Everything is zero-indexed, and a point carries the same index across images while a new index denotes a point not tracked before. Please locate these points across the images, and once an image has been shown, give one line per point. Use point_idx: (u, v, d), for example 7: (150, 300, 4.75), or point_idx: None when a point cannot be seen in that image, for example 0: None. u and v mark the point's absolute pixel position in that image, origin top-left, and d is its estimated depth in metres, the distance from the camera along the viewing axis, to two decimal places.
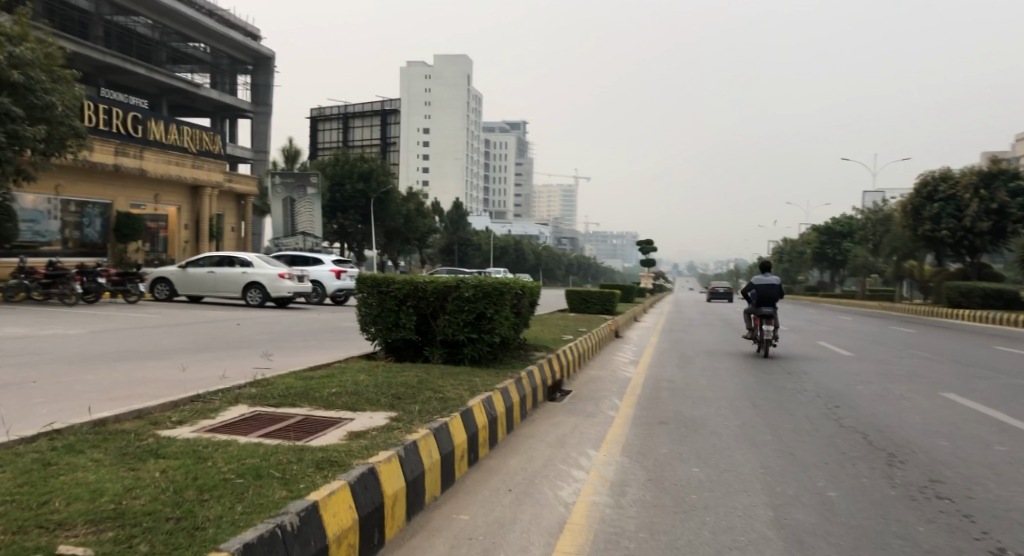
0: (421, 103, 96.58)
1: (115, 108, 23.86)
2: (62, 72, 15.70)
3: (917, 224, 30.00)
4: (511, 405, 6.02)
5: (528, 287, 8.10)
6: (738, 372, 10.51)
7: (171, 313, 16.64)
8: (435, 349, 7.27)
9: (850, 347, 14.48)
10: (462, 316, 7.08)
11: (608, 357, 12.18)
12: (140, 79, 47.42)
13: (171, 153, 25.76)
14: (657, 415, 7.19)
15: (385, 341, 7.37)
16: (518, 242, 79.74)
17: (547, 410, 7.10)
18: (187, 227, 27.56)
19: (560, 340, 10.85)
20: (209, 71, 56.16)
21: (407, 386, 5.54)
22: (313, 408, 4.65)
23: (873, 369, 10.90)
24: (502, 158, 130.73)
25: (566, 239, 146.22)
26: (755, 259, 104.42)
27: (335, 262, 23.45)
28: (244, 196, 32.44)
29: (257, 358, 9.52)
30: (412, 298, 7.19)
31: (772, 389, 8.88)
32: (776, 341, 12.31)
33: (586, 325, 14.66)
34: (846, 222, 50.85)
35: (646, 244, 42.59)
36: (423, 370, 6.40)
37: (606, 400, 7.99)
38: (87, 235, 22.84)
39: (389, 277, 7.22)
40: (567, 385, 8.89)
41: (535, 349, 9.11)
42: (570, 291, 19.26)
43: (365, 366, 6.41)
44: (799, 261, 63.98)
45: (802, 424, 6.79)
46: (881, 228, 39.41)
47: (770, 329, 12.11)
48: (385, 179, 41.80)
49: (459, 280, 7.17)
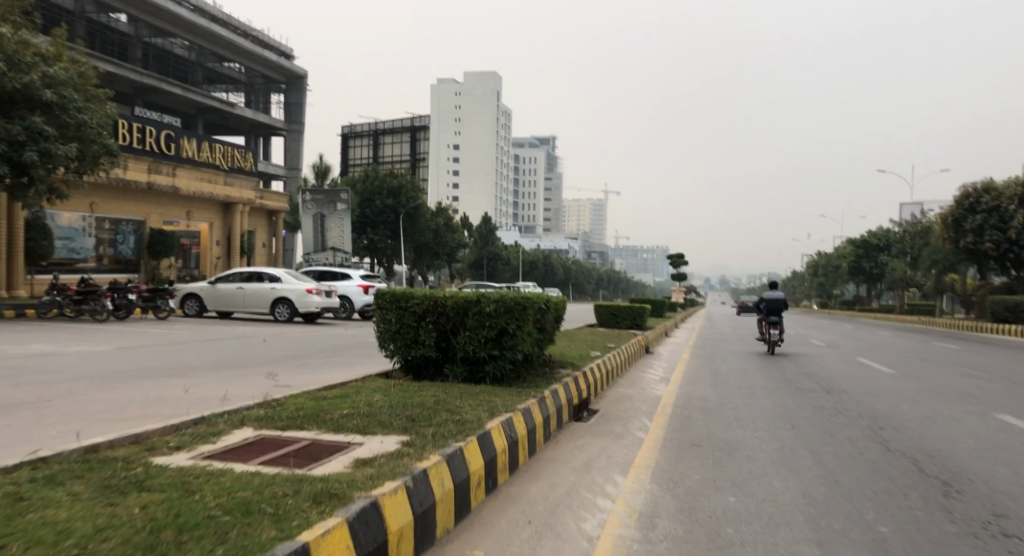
0: (451, 120, 97.31)
1: (148, 126, 24.25)
2: (95, 91, 15.98)
3: (959, 236, 28.99)
4: (533, 427, 5.69)
5: (552, 302, 7.80)
6: (775, 390, 10.03)
7: (199, 329, 16.69)
8: (456, 367, 7.00)
9: (892, 364, 13.83)
10: (483, 333, 6.81)
11: (638, 374, 11.78)
12: (176, 99, 48.46)
13: (203, 170, 26.12)
14: (689, 437, 6.79)
15: (405, 359, 7.12)
16: (547, 256, 79.45)
17: (572, 430, 6.76)
18: (219, 243, 27.91)
19: (588, 357, 10.50)
20: (243, 90, 57.23)
21: (424, 407, 5.27)
22: (321, 431, 4.40)
23: (918, 387, 10.31)
24: (531, 173, 130.81)
25: (596, 253, 145.57)
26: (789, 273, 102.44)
27: (363, 277, 23.43)
28: (275, 212, 32.77)
29: (278, 376, 9.35)
30: (431, 313, 6.94)
31: (811, 409, 8.41)
32: (781, 343, 15.64)
33: (615, 340, 14.27)
34: (883, 235, 49.53)
35: (677, 258, 41.96)
36: (442, 390, 6.12)
37: (634, 420, 7.61)
38: (120, 252, 23.20)
39: (408, 292, 6.98)
40: (594, 404, 8.53)
41: (561, 366, 8.78)
42: (599, 306, 18.88)
43: (382, 385, 6.15)
44: (835, 275, 62.52)
45: (846, 448, 6.33)
46: (921, 241, 38.23)
47: (776, 332, 15.41)
48: (414, 195, 41.93)
49: (480, 295, 6.90)
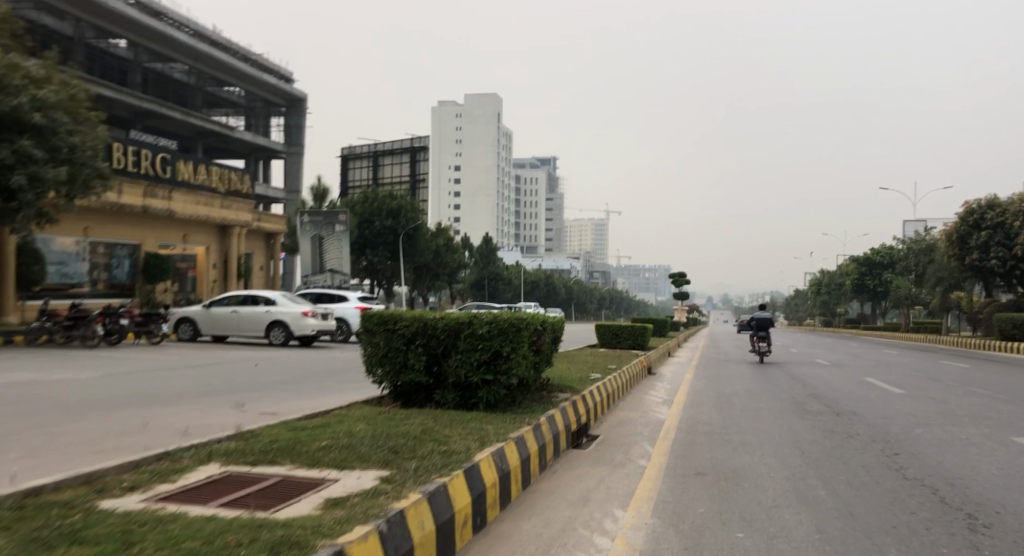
0: (452, 141, 97.73)
1: (144, 150, 24.15)
2: (86, 113, 15.87)
3: (964, 253, 28.68)
4: (527, 457, 5.34)
5: (548, 323, 7.48)
6: (782, 413, 9.67)
7: (191, 354, 16.37)
8: (447, 392, 6.66)
9: (901, 384, 13.45)
10: (476, 356, 6.48)
11: (640, 396, 11.42)
12: (176, 123, 48.59)
13: (200, 193, 25.99)
14: (694, 465, 6.42)
15: (393, 384, 6.77)
16: (548, 276, 79.18)
17: (569, 459, 6.39)
18: (215, 266, 27.70)
19: (587, 379, 10.13)
20: (243, 113, 57.47)
21: (409, 438, 4.92)
22: (294, 466, 4.04)
23: (931, 409, 9.92)
24: (533, 194, 131.01)
25: (598, 272, 145.33)
26: (792, 292, 101.94)
27: (360, 299, 23.14)
28: (273, 235, 32.58)
29: (265, 402, 9.02)
30: (421, 336, 6.60)
31: (820, 432, 8.04)
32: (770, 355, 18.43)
33: (616, 361, 13.92)
34: (887, 252, 49.23)
35: (678, 277, 41.64)
36: (431, 417, 5.78)
37: (636, 447, 7.24)
38: (115, 276, 22.97)
39: (396, 314, 6.67)
40: (594, 430, 8.16)
41: (559, 389, 8.43)
42: (600, 326, 18.54)
43: (367, 413, 5.82)
44: (839, 293, 62.14)
45: (860, 477, 5.96)
46: (925, 258, 37.91)
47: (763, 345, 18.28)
48: (414, 216, 41.78)
49: (471, 316, 6.58)
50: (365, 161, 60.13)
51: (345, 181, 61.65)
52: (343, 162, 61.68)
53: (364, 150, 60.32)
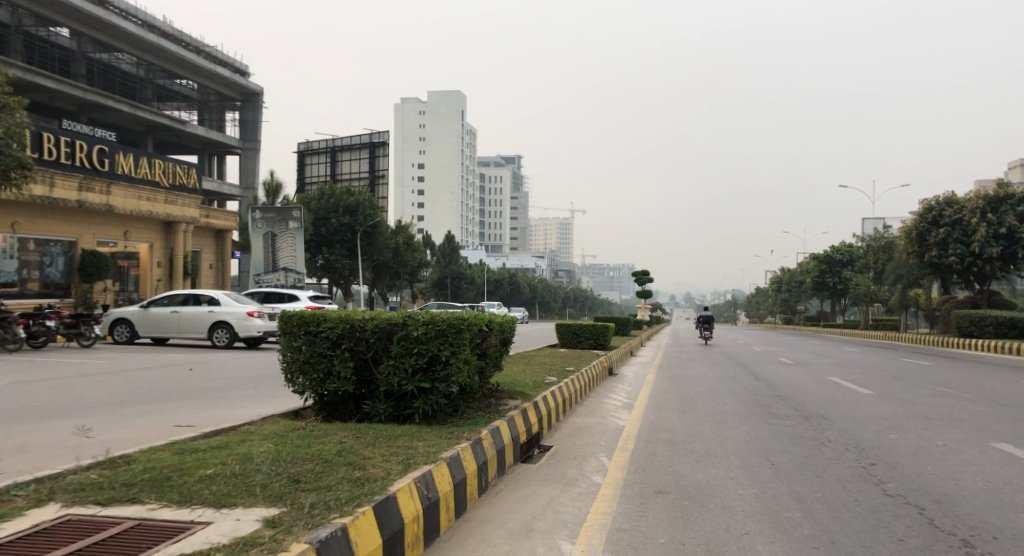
0: (416, 139, 96.58)
1: (79, 141, 22.75)
2: (5, 99, 14.70)
3: (922, 250, 28.85)
4: (462, 480, 4.60)
5: (495, 324, 6.75)
6: (747, 417, 9.13)
7: (122, 358, 15.21)
8: (378, 401, 5.89)
9: (866, 383, 13.09)
10: (410, 362, 5.73)
11: (599, 399, 10.80)
12: (124, 115, 46.51)
13: (142, 187, 24.66)
14: (654, 482, 5.76)
15: (317, 394, 5.95)
16: (512, 275, 78.49)
17: (516, 477, 5.65)
18: (160, 264, 26.35)
19: (541, 383, 9.41)
20: (196, 108, 55.52)
21: (319, 463, 4.11)
22: (159, 503, 3.20)
23: (900, 411, 9.50)
24: (498, 192, 130.11)
25: (563, 271, 145.24)
26: (754, 290, 103.07)
27: (312, 299, 22.12)
28: (223, 232, 31.24)
29: (184, 413, 8.10)
30: (347, 339, 5.81)
31: (789, 440, 7.50)
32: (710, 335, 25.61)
33: (575, 362, 13.27)
34: (846, 250, 49.75)
35: (642, 275, 41.29)
36: (352, 435, 4.99)
37: (592, 460, 6.52)
38: (48, 274, 21.54)
39: (319, 314, 5.88)
40: (546, 439, 7.47)
41: (508, 395, 7.71)
42: (560, 324, 17.88)
43: (277, 430, 5.00)
44: (799, 290, 62.82)
45: (837, 494, 5.39)
46: (884, 255, 38.22)
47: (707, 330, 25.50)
48: (373, 213, 40.67)
49: (405, 316, 5.82)
50: (323, 157, 58.57)
51: (303, 178, 59.98)
52: (301, 158, 60.02)
53: (322, 146, 58.74)
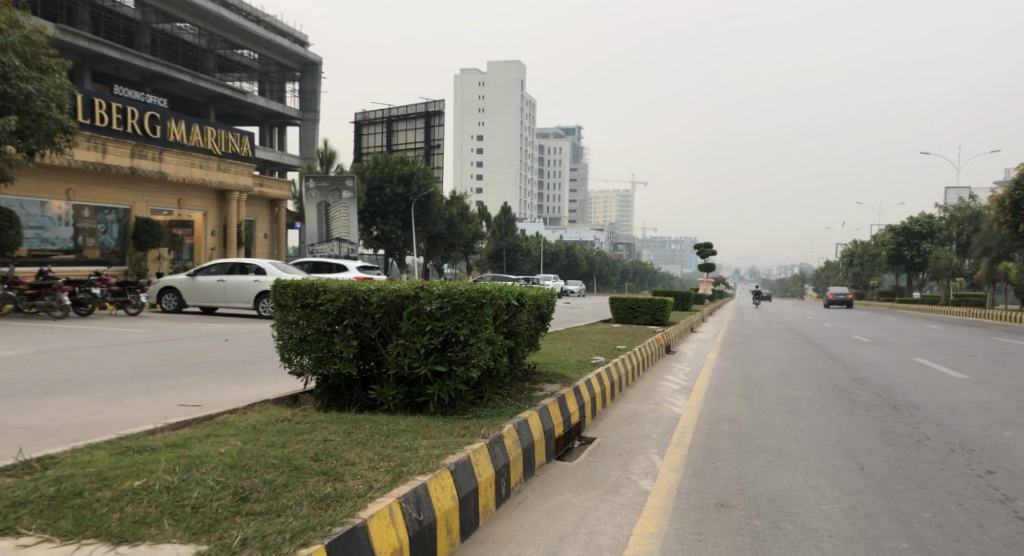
0: (475, 110, 95.82)
1: (130, 107, 22.74)
2: (47, 61, 14.46)
3: (1017, 220, 26.10)
4: (470, 491, 3.66)
5: (527, 298, 5.83)
6: (825, 406, 7.91)
7: (162, 327, 14.91)
8: (387, 386, 5.03)
9: (959, 366, 11.61)
10: (422, 341, 4.85)
11: (652, 381, 9.80)
12: (186, 86, 46.96)
13: (194, 154, 24.62)
14: (716, 491, 4.67)
15: (317, 375, 5.14)
16: (570, 247, 76.94)
17: (545, 482, 4.69)
18: (214, 233, 26.44)
19: (586, 363, 8.42)
20: (257, 78, 55.91)
21: (287, 472, 3.25)
22: (38, 537, 2.40)
23: (1008, 401, 8.10)
24: (556, 163, 127.84)
25: (622, 245, 142.37)
26: (824, 264, 98.13)
27: (359, 269, 21.56)
28: (276, 201, 31.20)
29: (195, 391, 7.48)
30: (347, 313, 4.96)
31: (878, 437, 6.27)
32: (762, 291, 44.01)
33: (628, 339, 12.24)
34: (926, 221, 46.35)
35: (705, 247, 39.44)
36: (343, 429, 4.11)
37: (640, 459, 5.49)
38: (103, 242, 21.77)
39: (319, 284, 5.05)
40: (589, 429, 6.49)
41: (545, 378, 6.75)
42: (614, 298, 16.78)
43: (256, 424, 4.17)
44: (873, 264, 59.27)
45: (953, 513, 4.21)
46: (970, 227, 35.19)
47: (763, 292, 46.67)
48: (427, 183, 40.02)
49: (417, 288, 4.95)
50: (379, 126, 58.18)
51: (359, 148, 59.89)
52: (357, 128, 59.84)
53: (378, 116, 58.29)
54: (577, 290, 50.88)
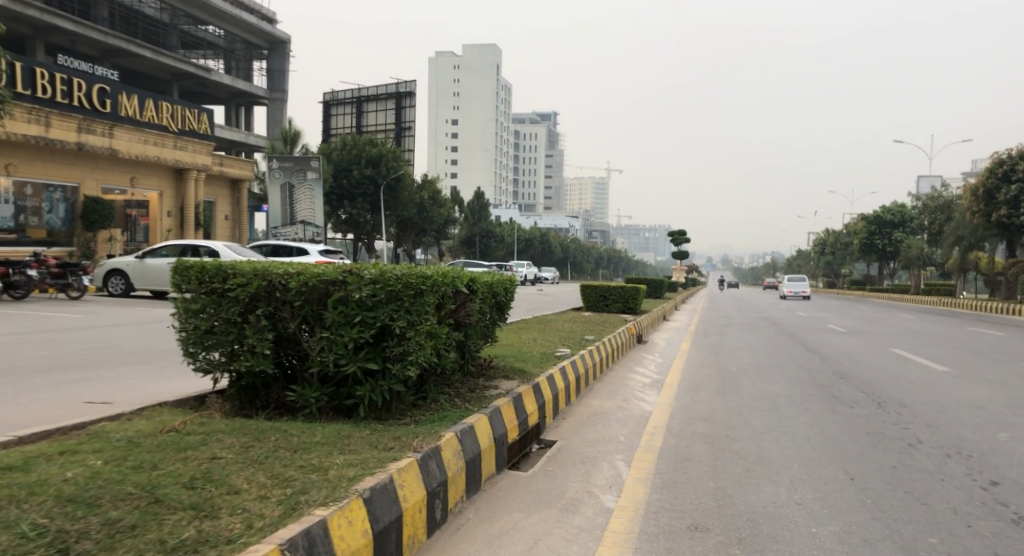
0: (449, 94, 94.50)
1: (76, 79, 21.54)
2: None
3: (989, 209, 25.92)
4: (389, 523, 2.93)
5: (478, 286, 5.15)
6: (805, 404, 7.35)
7: (103, 312, 13.87)
8: (309, 386, 4.31)
9: (938, 358, 11.20)
10: (350, 334, 4.13)
11: (622, 373, 9.22)
12: (148, 62, 45.14)
13: (148, 131, 23.40)
14: (689, 509, 4.03)
15: (229, 372, 4.39)
16: (544, 234, 76.31)
17: (492, 502, 3.97)
18: (170, 214, 25.27)
19: (550, 355, 7.77)
20: (223, 56, 54.13)
21: (140, 505, 2.49)
22: None
23: (997, 397, 7.63)
24: (532, 149, 126.73)
25: (597, 232, 142.23)
26: (795, 253, 98.81)
27: (321, 252, 20.57)
28: (239, 182, 30.00)
29: (109, 386, 6.64)
30: (262, 301, 4.22)
31: (866, 439, 5.71)
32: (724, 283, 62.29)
33: (598, 328, 11.61)
34: (897, 210, 46.51)
35: (678, 236, 39.06)
36: (241, 443, 3.37)
37: (604, 467, 4.83)
38: (49, 221, 20.55)
39: (231, 264, 4.31)
40: (549, 431, 5.84)
41: (501, 374, 6.08)
42: (585, 286, 16.14)
43: (132, 434, 3.39)
44: (843, 253, 59.76)
45: (965, 538, 3.60)
46: (942, 216, 35.25)
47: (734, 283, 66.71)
48: (396, 165, 38.98)
49: (344, 272, 4.21)
50: (348, 107, 56.74)
51: (328, 129, 58.41)
52: (326, 108, 58.26)
53: (348, 97, 56.82)
54: (551, 278, 50.26)
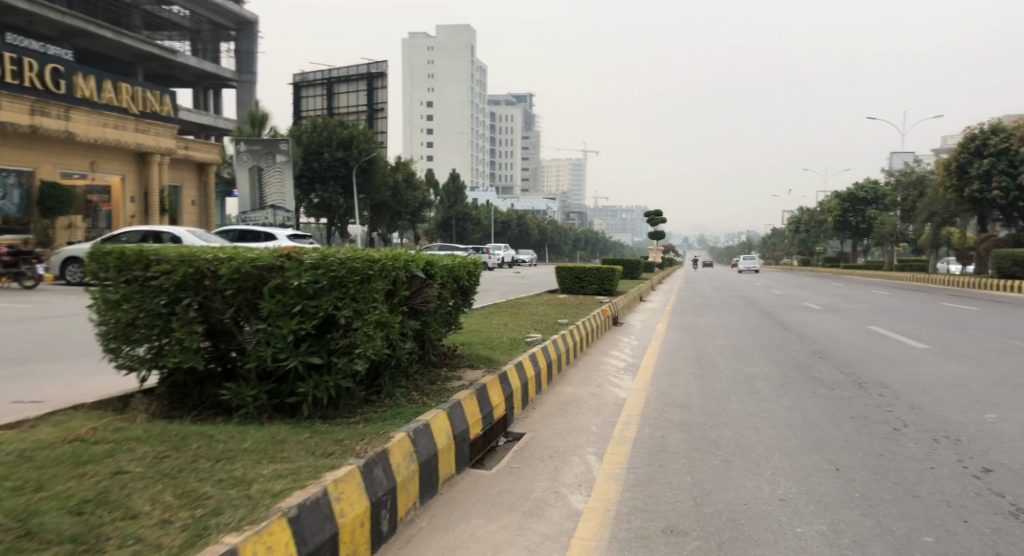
0: (424, 76, 93.20)
1: (27, 59, 20.57)
2: None
3: (962, 183, 25.97)
4: (321, 545, 2.54)
5: (436, 270, 4.75)
6: (785, 386, 7.07)
7: (57, 302, 13.20)
8: (247, 384, 3.90)
9: (916, 334, 11.05)
10: (289, 324, 3.71)
11: (596, 357, 8.90)
12: (109, 43, 43.64)
13: (107, 113, 22.49)
14: (664, 510, 3.69)
15: (157, 369, 3.96)
16: (521, 217, 75.84)
17: (448, 509, 3.60)
18: (134, 199, 24.42)
19: (521, 341, 7.41)
20: (188, 37, 52.57)
21: (5, 542, 2.08)
22: None
23: (979, 375, 7.44)
24: (508, 131, 125.76)
25: (575, 214, 141.92)
26: (769, 232, 99.44)
27: (290, 237, 19.93)
28: (205, 166, 29.11)
29: (44, 383, 6.12)
30: (190, 291, 3.78)
31: (850, 424, 5.43)
32: None
33: (572, 311, 11.26)
34: (871, 187, 46.76)
35: (656, 216, 38.89)
36: (156, 453, 2.95)
37: (574, 463, 4.48)
38: (3, 208, 19.69)
39: (155, 250, 3.86)
40: (517, 422, 5.49)
41: (466, 363, 5.71)
42: (560, 268, 15.79)
43: (27, 446, 2.95)
44: (818, 231, 60.22)
45: (961, 535, 3.30)
46: (914, 192, 35.47)
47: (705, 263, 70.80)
48: (369, 147, 38.19)
49: (281, 257, 3.78)
50: (319, 89, 55.57)
51: (299, 112, 57.23)
52: (297, 90, 57.02)
53: (318, 78, 55.62)
54: (528, 260, 49.97)
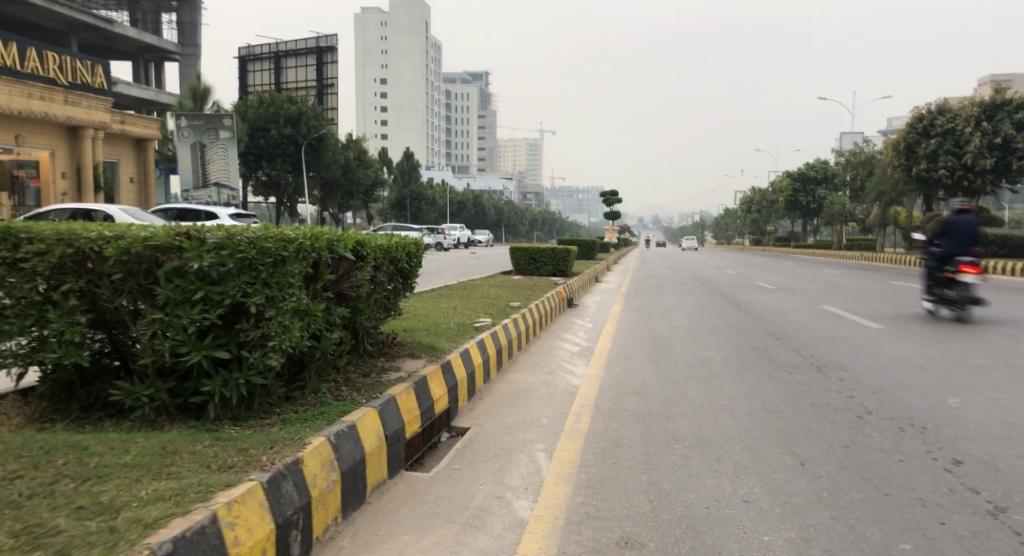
0: (377, 52, 90.97)
1: None
2: None
3: (910, 163, 26.36)
4: None
5: (368, 251, 4.27)
6: (742, 370, 6.82)
7: None
8: (142, 383, 3.37)
9: (869, 314, 11.02)
10: (188, 311, 3.19)
11: (549, 341, 8.54)
12: (38, 12, 41.05)
13: (34, 84, 21.01)
14: (618, 517, 3.33)
15: (35, 367, 3.40)
16: (477, 197, 75.03)
17: (376, 522, 3.16)
18: (65, 174, 23.09)
19: (469, 326, 6.99)
20: (126, 6, 49.89)
21: None
22: None
23: (936, 355, 7.33)
24: (464, 109, 124.08)
25: (532, 194, 141.40)
26: (722, 211, 100.68)
27: (233, 216, 19.01)
28: (143, 141, 27.64)
29: None
30: (68, 275, 3.23)
31: (812, 412, 5.17)
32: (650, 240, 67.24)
33: (525, 293, 10.86)
34: (821, 167, 47.47)
35: (611, 196, 38.72)
36: (7, 475, 2.44)
37: (521, 462, 4.08)
38: None
39: (27, 227, 3.28)
40: (461, 414, 5.08)
41: (406, 352, 5.26)
42: (515, 248, 15.37)
43: None
44: (769, 211, 61.22)
45: (941, 540, 3.02)
46: (863, 171, 36.08)
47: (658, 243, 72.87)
48: (318, 124, 36.92)
49: (179, 235, 3.24)
50: (266, 63, 53.60)
51: (245, 87, 55.11)
52: (243, 64, 54.89)
53: (265, 52, 53.60)
54: (484, 241, 49.44)
